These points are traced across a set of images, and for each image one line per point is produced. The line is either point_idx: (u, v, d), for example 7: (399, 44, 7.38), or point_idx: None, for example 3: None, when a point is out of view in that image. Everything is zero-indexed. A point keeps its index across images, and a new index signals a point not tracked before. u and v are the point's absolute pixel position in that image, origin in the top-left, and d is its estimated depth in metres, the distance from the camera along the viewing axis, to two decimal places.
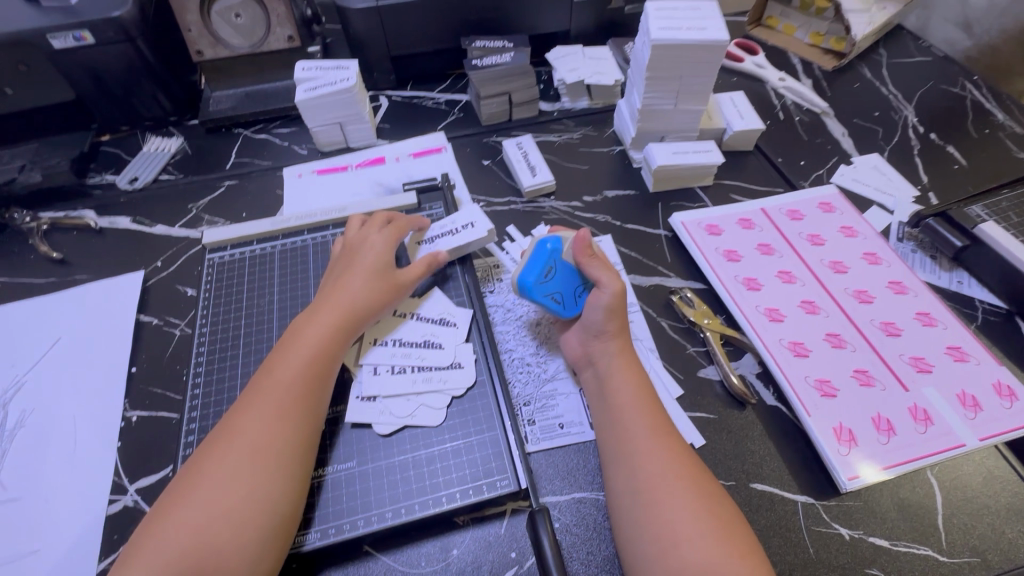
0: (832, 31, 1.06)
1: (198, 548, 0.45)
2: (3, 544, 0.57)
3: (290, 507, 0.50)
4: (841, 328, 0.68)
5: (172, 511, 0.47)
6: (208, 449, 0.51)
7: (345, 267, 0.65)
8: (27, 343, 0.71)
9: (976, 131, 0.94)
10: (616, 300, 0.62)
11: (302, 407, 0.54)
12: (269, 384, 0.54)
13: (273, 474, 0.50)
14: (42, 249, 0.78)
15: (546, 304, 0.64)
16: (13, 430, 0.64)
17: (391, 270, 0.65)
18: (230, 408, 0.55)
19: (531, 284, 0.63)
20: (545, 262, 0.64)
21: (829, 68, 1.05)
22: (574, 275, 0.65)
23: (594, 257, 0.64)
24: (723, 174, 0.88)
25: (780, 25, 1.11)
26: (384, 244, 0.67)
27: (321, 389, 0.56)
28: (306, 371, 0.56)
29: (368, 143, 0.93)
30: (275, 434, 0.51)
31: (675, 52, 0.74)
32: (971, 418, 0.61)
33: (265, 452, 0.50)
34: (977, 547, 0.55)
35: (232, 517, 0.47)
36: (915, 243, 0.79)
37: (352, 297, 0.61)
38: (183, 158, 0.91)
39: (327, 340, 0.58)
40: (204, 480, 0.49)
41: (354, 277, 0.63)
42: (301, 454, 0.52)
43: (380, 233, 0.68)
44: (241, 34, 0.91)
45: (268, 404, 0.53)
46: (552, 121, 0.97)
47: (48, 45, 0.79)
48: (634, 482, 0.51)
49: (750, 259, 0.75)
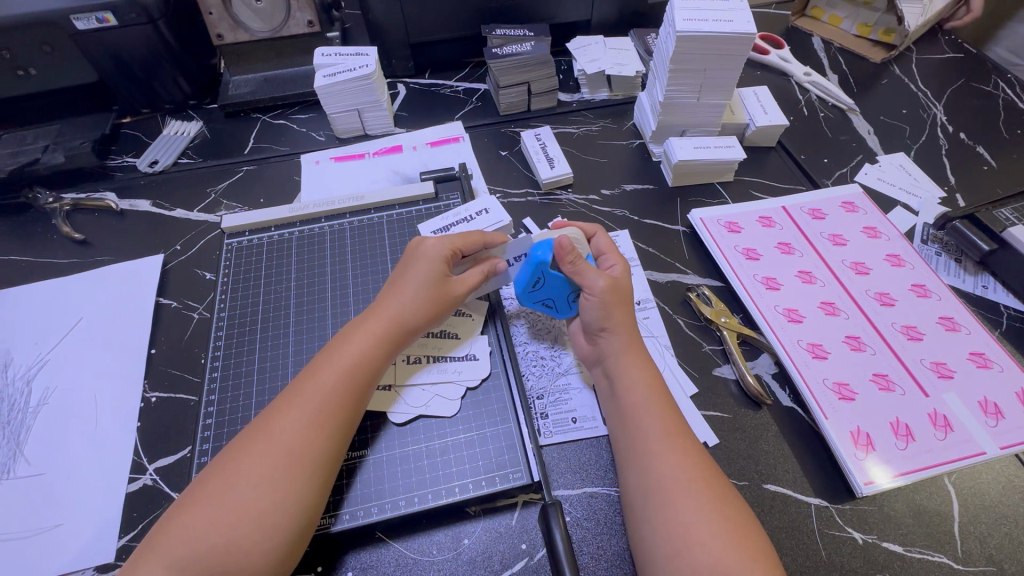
0: (881, 22, 1.03)
1: (227, 549, 0.45)
2: (25, 516, 0.58)
3: (316, 511, 0.49)
4: (862, 331, 0.67)
5: (202, 507, 0.47)
6: (241, 448, 0.50)
7: (398, 278, 0.62)
8: (50, 322, 0.72)
9: (1007, 131, 0.92)
10: (608, 296, 0.60)
11: (337, 417, 0.53)
12: (309, 389, 0.53)
13: (305, 483, 0.49)
14: (64, 230, 0.79)
15: (540, 308, 0.66)
16: (37, 407, 0.65)
17: (446, 287, 0.61)
18: (266, 408, 0.54)
19: (522, 292, 0.64)
20: (534, 274, 0.61)
21: (878, 60, 1.03)
22: (563, 283, 0.62)
23: (577, 261, 0.60)
24: (744, 170, 0.87)
25: (825, 16, 1.09)
26: (443, 259, 0.61)
27: (358, 402, 0.55)
28: (346, 380, 0.54)
29: (386, 131, 0.93)
30: (310, 443, 0.50)
31: (699, 45, 0.72)
32: (992, 425, 0.60)
33: (300, 457, 0.49)
34: (993, 555, 0.55)
35: (260, 522, 0.46)
36: (940, 246, 0.78)
37: (402, 308, 0.59)
38: (202, 142, 0.92)
39: (372, 352, 0.57)
40: (235, 481, 0.48)
41: (407, 289, 0.60)
42: (331, 462, 0.51)
43: (436, 244, 0.62)
44: (261, 18, 0.89)
45: (305, 409, 0.52)
46: (571, 112, 0.95)
47: (71, 27, 0.79)
48: (648, 482, 0.51)
49: (769, 258, 0.74)
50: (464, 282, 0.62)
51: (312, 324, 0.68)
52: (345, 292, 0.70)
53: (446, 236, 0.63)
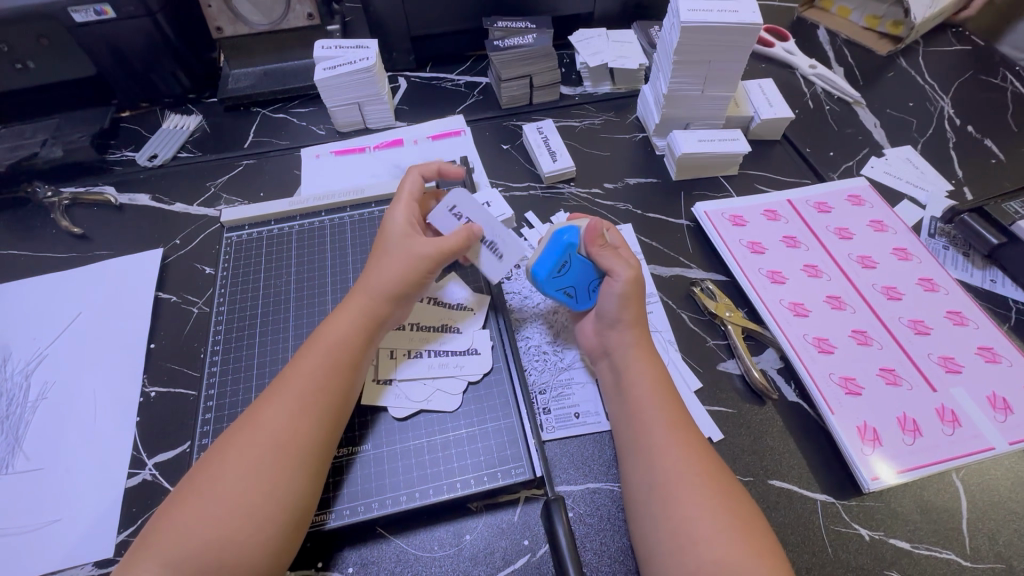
0: (890, 14, 1.02)
1: (220, 540, 0.44)
2: (23, 512, 0.58)
3: (309, 500, 0.49)
4: (868, 325, 0.66)
5: (194, 500, 0.46)
6: (230, 440, 0.50)
7: (373, 260, 0.61)
8: (48, 317, 0.72)
9: (1015, 124, 0.90)
10: (630, 287, 0.59)
11: (325, 402, 0.52)
12: (294, 376, 0.53)
13: (296, 472, 0.48)
14: (63, 224, 0.79)
15: (559, 298, 0.63)
16: (36, 402, 0.65)
17: (410, 251, 0.59)
18: (256, 399, 0.53)
19: (544, 278, 0.61)
20: (562, 257, 0.61)
21: (885, 53, 1.01)
22: (588, 268, 0.62)
23: (605, 246, 0.62)
24: (749, 164, 0.86)
25: (834, 7, 1.08)
26: (406, 230, 0.61)
27: (345, 386, 0.54)
28: (332, 364, 0.54)
29: (387, 124, 0.92)
30: (297, 430, 0.50)
31: (704, 36, 0.71)
32: (1000, 420, 0.59)
33: (289, 447, 0.49)
34: (1002, 552, 0.54)
35: (252, 512, 0.46)
36: (948, 239, 0.77)
37: (378, 285, 0.58)
38: (202, 136, 0.91)
39: (355, 335, 0.56)
40: (226, 472, 0.47)
41: (378, 266, 0.60)
42: (322, 449, 0.51)
43: (395, 218, 0.63)
44: (261, 11, 0.88)
45: (291, 396, 0.51)
46: (573, 106, 0.95)
47: (69, 20, 0.78)
48: (651, 477, 0.50)
49: (774, 252, 0.73)
50: (431, 242, 0.60)
51: (311, 317, 0.67)
52: (345, 286, 0.70)
53: (402, 206, 0.64)
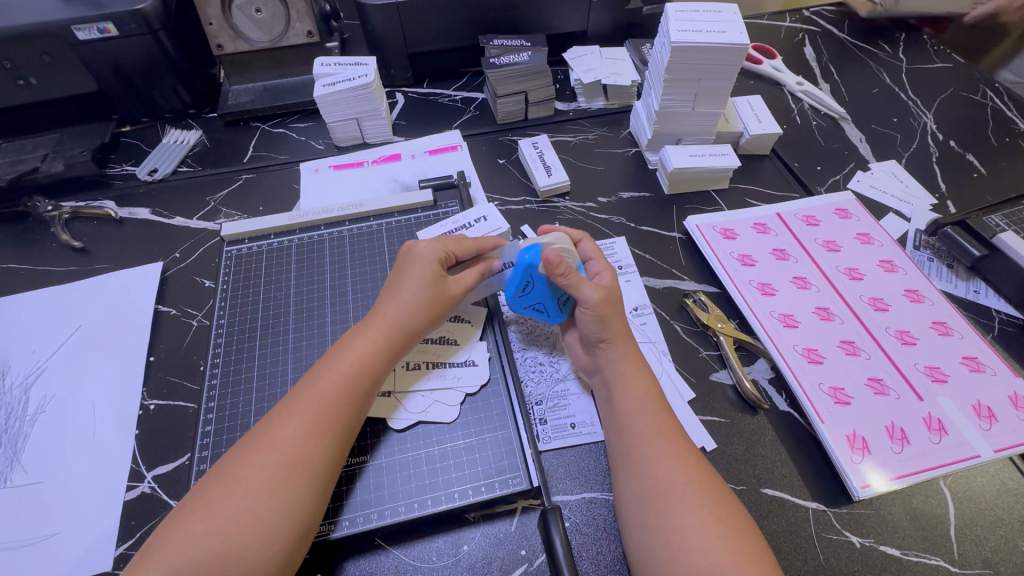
0: None
1: (228, 554, 0.45)
2: (21, 525, 0.58)
3: (315, 518, 0.50)
4: (856, 335, 0.68)
5: (203, 513, 0.47)
6: (243, 455, 0.50)
7: (395, 282, 0.62)
8: (47, 332, 0.72)
9: (996, 139, 0.93)
10: (603, 308, 0.60)
11: (338, 422, 0.53)
12: (310, 395, 0.53)
13: (307, 491, 0.49)
14: (63, 238, 0.80)
15: (529, 313, 0.67)
16: (34, 415, 0.65)
17: (442, 286, 0.62)
18: (267, 414, 0.54)
19: (511, 298, 0.65)
20: (521, 279, 0.63)
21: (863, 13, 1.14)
22: (553, 288, 0.63)
23: (568, 274, 0.60)
24: (739, 178, 0.88)
25: None
26: (436, 260, 0.62)
27: (358, 408, 0.55)
28: (347, 385, 0.55)
29: (384, 139, 0.94)
30: (310, 450, 0.51)
31: (693, 54, 0.73)
32: (985, 428, 0.61)
33: (299, 465, 0.50)
34: (989, 558, 0.55)
35: (261, 528, 0.46)
36: (932, 251, 0.79)
37: (400, 310, 0.60)
38: (202, 151, 0.92)
39: (372, 358, 0.57)
40: (237, 488, 0.48)
41: (402, 292, 0.61)
42: (332, 469, 0.52)
43: (429, 246, 0.63)
44: (261, 28, 0.90)
45: (306, 415, 0.52)
46: (568, 121, 0.97)
47: (72, 37, 0.80)
48: (646, 488, 0.51)
49: (764, 264, 0.75)
50: (459, 281, 0.63)
51: (311, 331, 0.68)
52: (344, 301, 0.71)
53: (440, 239, 0.64)
